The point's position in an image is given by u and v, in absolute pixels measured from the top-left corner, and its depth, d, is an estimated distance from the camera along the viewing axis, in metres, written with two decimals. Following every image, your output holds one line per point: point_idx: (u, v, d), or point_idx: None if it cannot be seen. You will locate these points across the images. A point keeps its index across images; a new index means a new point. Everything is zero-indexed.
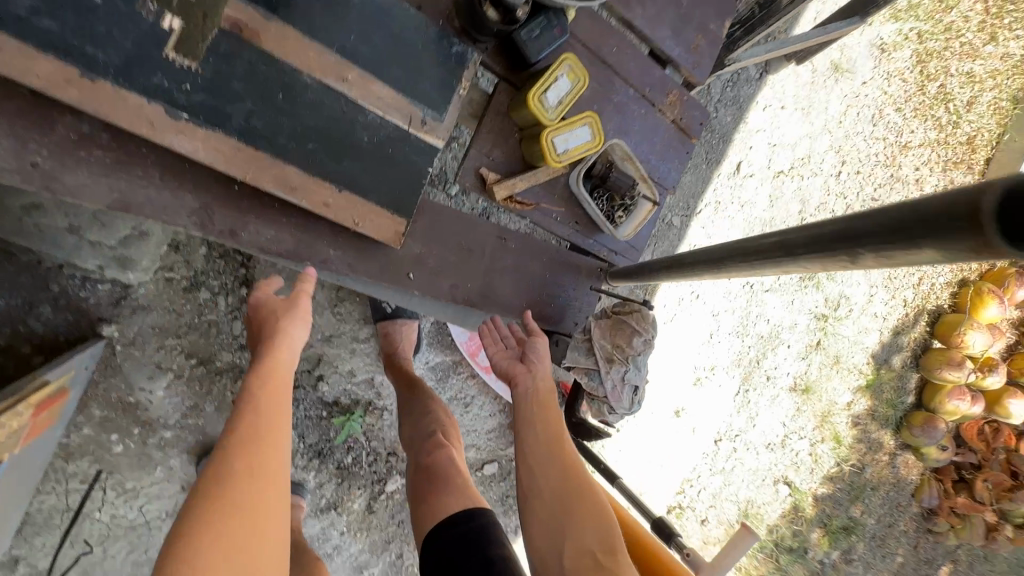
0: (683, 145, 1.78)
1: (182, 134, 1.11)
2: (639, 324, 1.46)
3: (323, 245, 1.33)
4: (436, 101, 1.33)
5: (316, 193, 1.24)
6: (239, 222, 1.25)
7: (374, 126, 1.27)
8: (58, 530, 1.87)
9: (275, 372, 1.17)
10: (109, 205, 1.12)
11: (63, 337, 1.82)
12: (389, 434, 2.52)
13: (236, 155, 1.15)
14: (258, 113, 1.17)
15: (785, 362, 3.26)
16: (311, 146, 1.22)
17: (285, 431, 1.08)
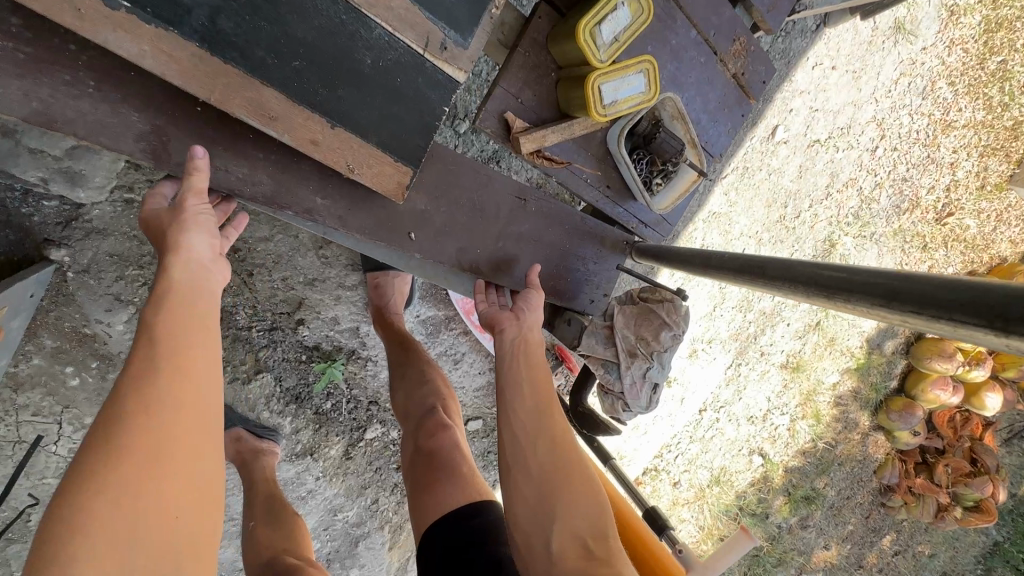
0: (740, 105, 1.51)
1: (120, 31, 0.82)
2: (670, 316, 1.29)
3: (308, 192, 1.10)
4: (462, 21, 1.03)
5: (302, 127, 0.98)
6: (202, 155, 1.01)
7: (380, 46, 0.99)
8: (11, 461, 1.70)
9: (183, 285, 0.92)
10: (26, 118, 0.87)
11: (3, 257, 1.53)
12: (372, 383, 2.39)
13: (197, 68, 0.88)
14: (229, 12, 0.88)
15: (782, 339, 3.04)
16: (298, 65, 0.95)
17: (201, 356, 0.87)
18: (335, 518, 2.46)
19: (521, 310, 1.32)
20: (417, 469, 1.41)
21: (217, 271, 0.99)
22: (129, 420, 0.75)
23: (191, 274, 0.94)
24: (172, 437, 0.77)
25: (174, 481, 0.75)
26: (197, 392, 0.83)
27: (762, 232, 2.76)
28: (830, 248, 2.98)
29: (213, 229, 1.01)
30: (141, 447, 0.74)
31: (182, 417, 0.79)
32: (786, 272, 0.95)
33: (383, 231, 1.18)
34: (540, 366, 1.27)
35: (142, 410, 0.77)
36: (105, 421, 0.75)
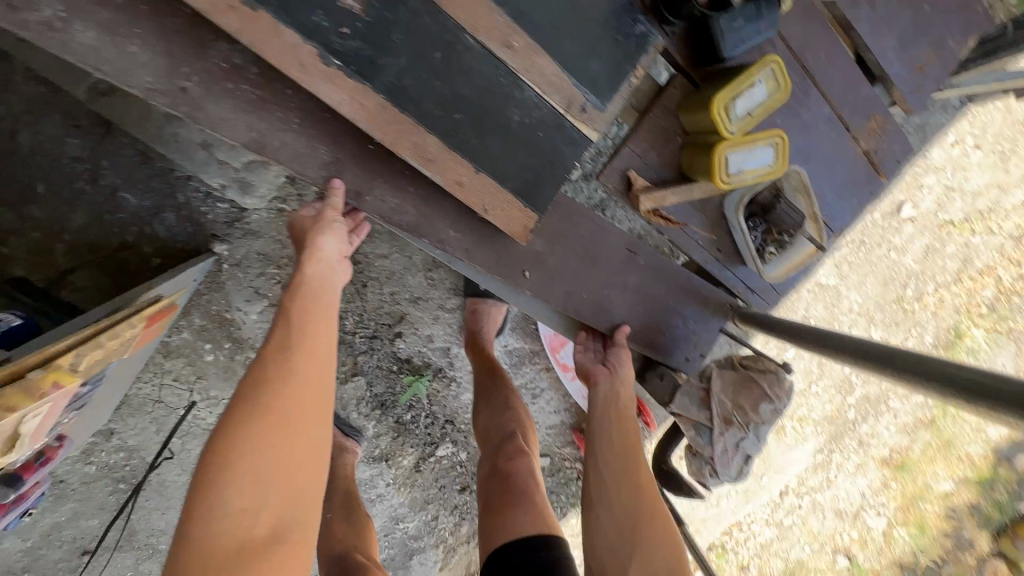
0: (869, 183, 1.47)
1: (331, 83, 0.97)
2: (772, 388, 1.28)
3: (444, 225, 1.22)
4: (603, 87, 1.14)
5: (452, 169, 1.10)
6: (366, 185, 1.15)
7: (529, 105, 1.11)
8: (147, 417, 1.96)
9: (312, 279, 1.10)
10: (246, 143, 1.04)
11: (180, 245, 1.82)
12: (452, 403, 2.49)
13: (380, 115, 1.02)
14: (411, 71, 1.03)
15: (886, 431, 2.76)
16: (458, 117, 1.08)
17: (324, 340, 1.04)
18: (396, 526, 2.57)
19: (613, 366, 1.41)
20: (490, 489, 1.45)
21: (342, 269, 1.17)
22: (270, 384, 0.94)
23: (322, 271, 1.13)
24: (302, 403, 0.94)
25: (301, 439, 0.93)
26: (319, 367, 1.00)
27: (875, 310, 2.54)
28: (956, 339, 2.68)
29: (343, 236, 1.18)
30: (278, 407, 0.92)
31: (308, 387, 0.96)
32: (914, 364, 0.93)
33: (502, 266, 1.28)
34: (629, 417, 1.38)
35: (279, 376, 0.95)
36: (252, 382, 0.94)
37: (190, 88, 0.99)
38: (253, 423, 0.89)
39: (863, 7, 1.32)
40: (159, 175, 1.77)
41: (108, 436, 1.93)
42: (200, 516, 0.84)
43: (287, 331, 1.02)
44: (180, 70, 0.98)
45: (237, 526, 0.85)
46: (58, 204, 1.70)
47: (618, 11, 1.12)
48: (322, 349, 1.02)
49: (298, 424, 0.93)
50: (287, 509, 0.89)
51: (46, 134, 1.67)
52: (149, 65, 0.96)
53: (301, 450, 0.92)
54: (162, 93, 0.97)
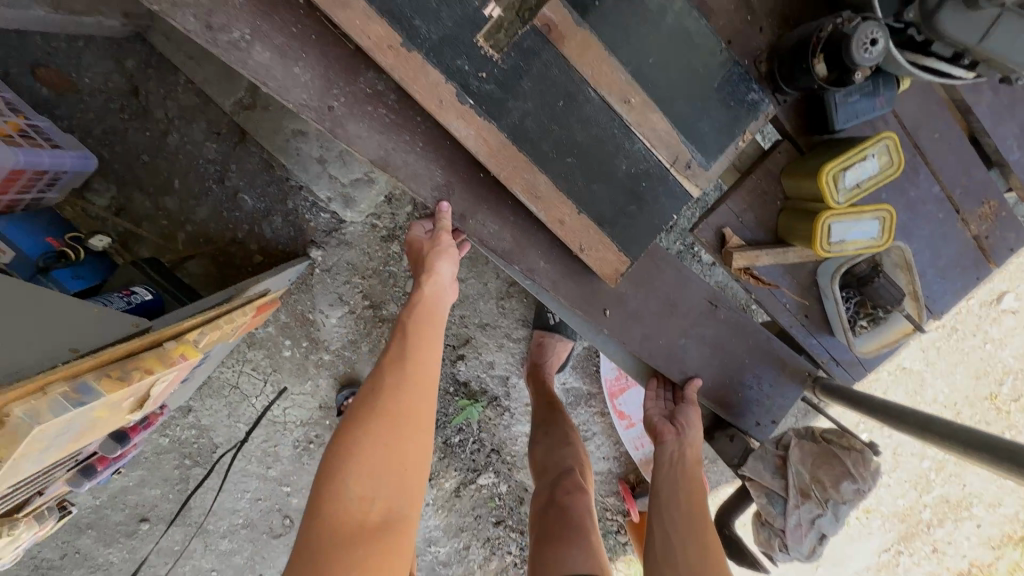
0: (977, 268, 1.41)
1: (462, 119, 1.07)
2: (856, 467, 1.21)
3: (537, 255, 1.27)
4: (711, 147, 1.18)
5: (557, 208, 1.17)
6: (471, 210, 1.21)
7: (636, 157, 1.18)
8: (223, 400, 2.11)
9: (428, 299, 1.21)
10: (373, 161, 1.11)
11: (281, 248, 1.99)
12: (501, 433, 2.51)
13: (501, 151, 1.11)
14: (534, 116, 1.11)
15: (966, 541, 2.50)
16: (569, 161, 1.15)
17: (433, 354, 1.14)
18: (427, 548, 2.58)
19: (680, 425, 1.40)
20: (547, 524, 1.42)
21: (451, 291, 1.25)
22: (388, 388, 1.05)
23: (436, 292, 1.22)
24: (415, 407, 1.05)
25: (412, 441, 1.02)
26: (428, 377, 1.10)
27: (962, 404, 2.37)
28: None
29: (455, 261, 1.26)
30: (395, 409, 1.02)
31: (419, 394, 1.06)
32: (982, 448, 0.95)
33: (584, 302, 1.30)
34: (697, 480, 1.36)
35: (397, 383, 1.06)
36: (374, 386, 1.06)
37: (336, 107, 1.06)
38: (375, 421, 1.00)
39: (986, 92, 1.31)
40: (275, 182, 1.95)
41: (185, 412, 2.09)
42: (327, 499, 0.94)
43: (404, 343, 1.13)
44: (332, 91, 1.05)
45: (357, 510, 0.94)
46: (187, 197, 1.92)
47: (733, 77, 1.17)
48: (432, 362, 1.13)
49: (411, 426, 1.02)
50: (397, 502, 0.97)
51: (189, 137, 1.89)
52: (308, 85, 1.03)
53: (412, 451, 1.01)
54: (312, 109, 1.04)
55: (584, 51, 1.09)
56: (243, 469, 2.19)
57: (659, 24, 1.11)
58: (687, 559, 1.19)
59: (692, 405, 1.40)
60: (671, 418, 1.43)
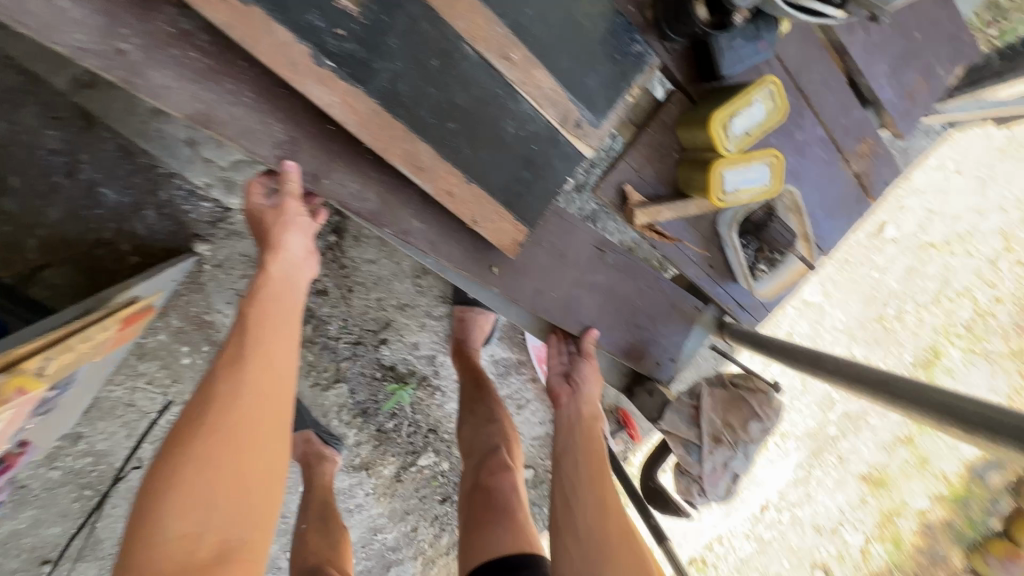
0: (859, 204, 1.49)
1: (322, 84, 0.94)
2: (761, 407, 1.27)
3: (407, 214, 1.14)
4: (598, 103, 1.13)
5: (444, 179, 1.07)
6: (324, 167, 1.05)
7: (523, 118, 1.10)
8: (118, 421, 1.83)
9: (274, 282, 1.03)
10: (191, 118, 0.92)
11: (160, 245, 1.73)
12: (436, 411, 2.42)
13: (372, 120, 0.99)
14: (406, 78, 1.00)
15: (865, 447, 2.79)
16: (451, 127, 1.06)
17: (281, 350, 0.98)
18: (373, 537, 2.49)
19: (576, 383, 1.40)
20: (473, 504, 1.42)
21: (308, 266, 1.10)
22: (217, 402, 0.89)
23: (287, 270, 1.05)
24: (253, 419, 0.90)
25: (252, 458, 0.89)
26: (274, 380, 0.95)
27: (857, 329, 2.58)
28: (933, 357, 2.73)
29: (310, 232, 1.10)
30: (226, 425, 0.88)
31: (260, 401, 0.91)
32: (919, 395, 0.88)
33: (469, 263, 1.21)
34: (595, 435, 1.35)
35: (229, 393, 0.90)
36: (202, 399, 0.89)
37: (129, 51, 0.87)
38: (198, 443, 0.85)
39: (858, 32, 1.35)
40: (140, 171, 1.69)
41: (74, 440, 1.78)
42: (141, 542, 0.81)
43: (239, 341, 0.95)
44: (118, 29, 0.86)
45: (179, 550, 0.81)
46: (30, 196, 1.62)
47: (616, 29, 1.12)
48: (278, 360, 0.97)
49: (249, 442, 0.89)
50: (232, 532, 0.85)
51: (22, 124, 1.59)
52: (83, 24, 0.84)
53: (250, 470, 0.88)
54: (97, 54, 0.84)
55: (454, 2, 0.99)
56: None
57: None
58: (590, 526, 1.14)
59: (586, 360, 1.40)
60: (569, 377, 1.42)
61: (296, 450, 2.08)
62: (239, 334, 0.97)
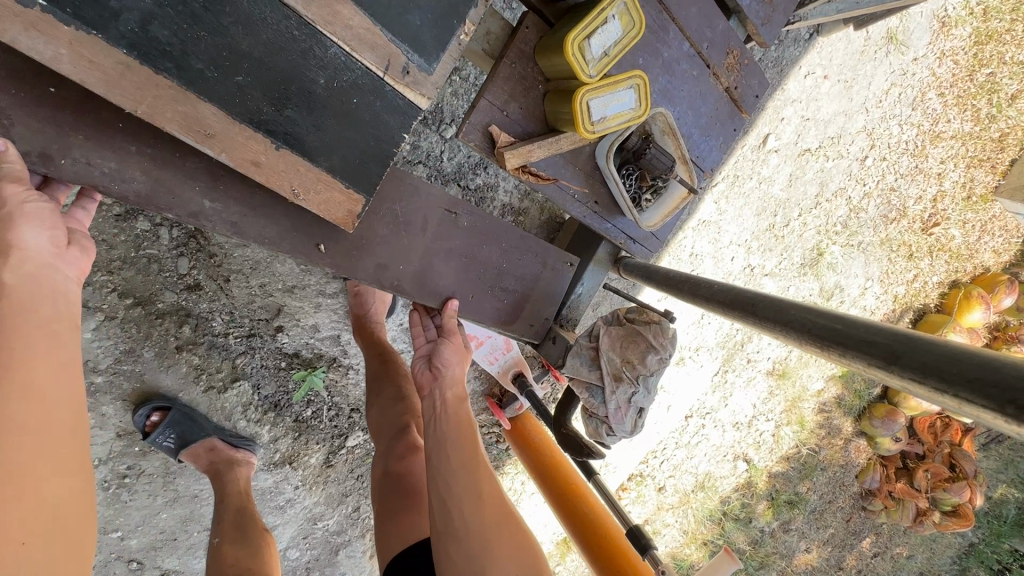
0: (733, 120, 1.47)
1: (34, 31, 0.74)
2: (656, 339, 1.28)
3: (195, 193, 0.99)
4: (428, 45, 0.97)
5: (243, 148, 0.91)
6: (55, 144, 0.87)
7: (334, 65, 0.93)
8: None
9: (22, 293, 0.84)
10: None
11: None
12: (354, 391, 2.23)
13: (124, 78, 0.80)
14: (162, 18, 0.81)
15: (769, 346, 2.97)
16: (241, 80, 0.88)
17: (49, 370, 0.83)
18: (314, 526, 2.34)
19: (439, 370, 1.34)
20: (383, 491, 1.41)
21: (62, 264, 0.91)
22: None
23: (34, 274, 0.86)
24: (23, 455, 0.75)
25: (28, 501, 0.74)
26: (45, 406, 0.80)
27: (752, 240, 2.72)
28: (818, 256, 2.96)
29: (52, 221, 0.90)
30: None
31: (27, 433, 0.77)
32: (782, 314, 0.90)
33: (288, 242, 1.08)
34: (466, 420, 1.30)
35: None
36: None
37: None
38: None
39: None
40: None
41: None
42: None
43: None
44: None
45: None
46: None
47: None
48: (45, 382, 0.81)
49: (21, 482, 0.74)
50: None
51: None
52: None
53: (34, 517, 0.74)
54: None
55: None
56: None
57: None
58: (465, 522, 1.13)
59: (450, 342, 1.34)
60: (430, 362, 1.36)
61: (201, 462, 1.86)
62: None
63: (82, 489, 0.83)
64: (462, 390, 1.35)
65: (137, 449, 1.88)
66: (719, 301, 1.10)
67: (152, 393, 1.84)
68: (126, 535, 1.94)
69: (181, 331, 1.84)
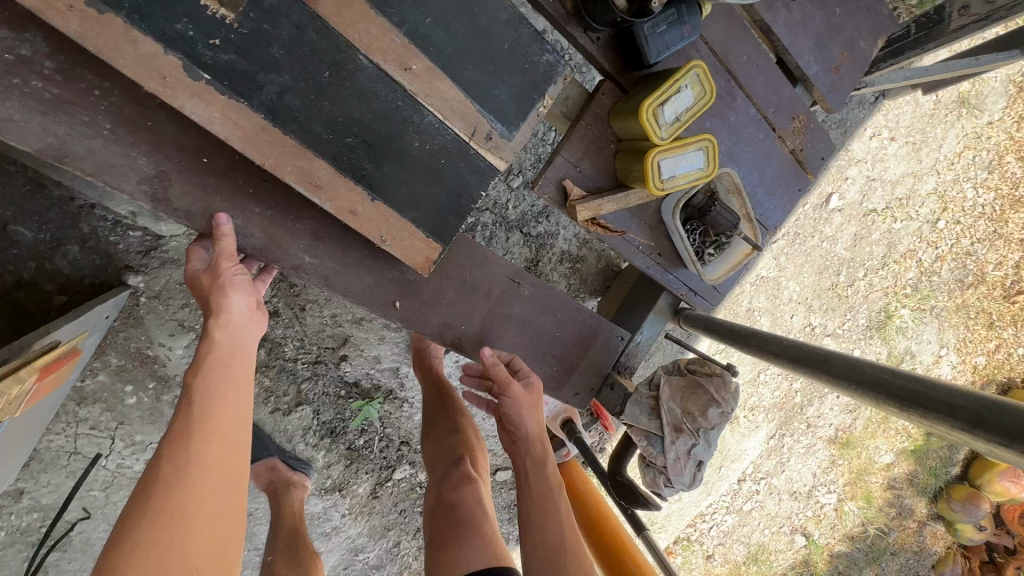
0: (798, 181, 1.50)
1: (197, 98, 0.89)
2: (718, 392, 1.29)
3: (298, 249, 1.11)
4: (509, 115, 1.09)
5: (344, 197, 1.03)
6: (198, 203, 1.02)
7: (429, 131, 1.06)
8: (65, 471, 1.70)
9: (222, 348, 1.02)
10: (38, 151, 0.89)
11: (89, 280, 1.56)
12: (407, 423, 2.31)
13: (259, 137, 0.94)
14: (295, 90, 0.95)
15: (831, 411, 2.83)
16: (350, 141, 1.01)
17: (230, 419, 0.95)
18: (355, 557, 2.37)
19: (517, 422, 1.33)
20: (437, 519, 1.44)
21: (255, 322, 1.10)
22: (167, 471, 0.85)
23: (232, 335, 1.05)
24: (203, 493, 0.86)
25: (206, 527, 0.84)
26: (224, 450, 0.92)
27: (813, 299, 2.66)
28: (886, 319, 2.85)
29: (250, 288, 1.08)
30: (175, 501, 0.83)
31: (209, 470, 0.88)
32: (855, 374, 0.91)
33: (369, 297, 1.20)
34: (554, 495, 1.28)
35: (178, 468, 0.86)
36: (147, 479, 0.85)
37: None
38: (148, 522, 0.80)
39: (780, 11, 1.35)
40: (55, 204, 1.50)
41: (15, 497, 1.66)
42: None
43: (190, 413, 0.92)
44: None
45: None
46: None
47: (525, 35, 1.07)
48: (228, 430, 0.94)
49: (200, 515, 0.84)
50: None
51: None
52: None
53: (201, 542, 0.82)
54: None
55: (344, 11, 0.95)
56: None
57: None
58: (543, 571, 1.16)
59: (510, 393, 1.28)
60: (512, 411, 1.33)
61: (261, 480, 1.95)
62: (187, 408, 0.94)
63: (236, 531, 0.88)
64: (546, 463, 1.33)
65: None
66: (787, 357, 1.11)
67: None
68: None
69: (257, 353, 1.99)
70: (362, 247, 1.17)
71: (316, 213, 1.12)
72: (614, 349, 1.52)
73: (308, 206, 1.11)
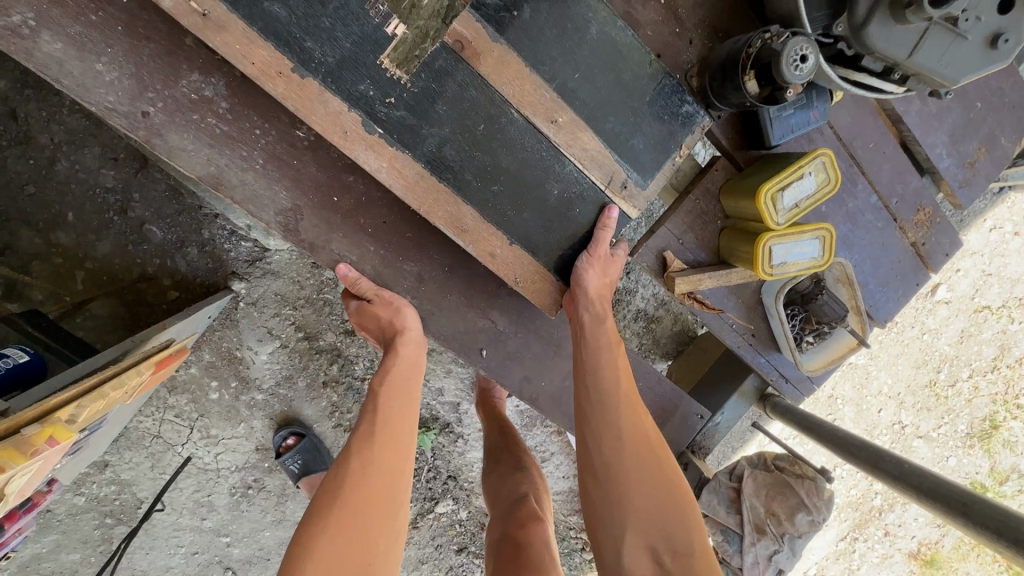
0: (916, 274, 1.40)
1: (371, 150, 0.97)
2: (809, 498, 1.26)
3: (402, 288, 1.18)
4: (646, 164, 1.12)
5: (486, 241, 1.07)
6: (323, 236, 1.10)
7: (568, 179, 1.10)
8: (146, 451, 1.84)
9: (405, 363, 1.12)
10: (201, 177, 0.99)
11: (200, 281, 1.70)
12: (456, 458, 2.29)
13: (417, 184, 1.00)
14: (453, 142, 1.02)
15: (915, 522, 2.53)
16: (496, 189, 1.06)
17: (404, 431, 1.05)
18: None
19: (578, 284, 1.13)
20: (502, 552, 1.33)
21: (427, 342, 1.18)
22: (353, 469, 0.96)
23: (412, 351, 1.13)
24: (376, 495, 0.95)
25: (379, 525, 0.92)
26: (397, 458, 1.01)
27: (906, 395, 2.43)
28: (991, 429, 2.54)
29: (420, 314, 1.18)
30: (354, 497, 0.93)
31: (384, 474, 0.97)
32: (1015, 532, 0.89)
33: (457, 342, 1.23)
34: (614, 362, 1.12)
35: (362, 468, 0.96)
36: (337, 473, 0.96)
37: (153, 113, 0.95)
38: (337, 512, 0.90)
39: (916, 101, 1.29)
40: (185, 211, 1.65)
41: (101, 467, 1.81)
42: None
43: (373, 420, 1.04)
44: (146, 95, 0.94)
45: None
46: (84, 230, 1.62)
47: (651, 107, 1.10)
48: (400, 444, 1.03)
49: (373, 514, 0.92)
50: None
51: (82, 163, 1.58)
52: (115, 85, 0.92)
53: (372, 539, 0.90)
54: (122, 116, 0.94)
55: (502, 68, 0.99)
56: (172, 522, 1.96)
57: (577, 48, 1.03)
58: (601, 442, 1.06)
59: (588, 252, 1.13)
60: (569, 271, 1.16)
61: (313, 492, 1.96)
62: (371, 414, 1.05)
63: (397, 534, 0.95)
64: (605, 326, 1.13)
65: (267, 464, 1.96)
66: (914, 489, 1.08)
67: (293, 419, 1.91)
68: (231, 543, 2.03)
69: (331, 369, 1.91)
70: (459, 291, 1.22)
71: (423, 258, 1.18)
72: (693, 428, 1.45)
73: (417, 250, 1.18)
